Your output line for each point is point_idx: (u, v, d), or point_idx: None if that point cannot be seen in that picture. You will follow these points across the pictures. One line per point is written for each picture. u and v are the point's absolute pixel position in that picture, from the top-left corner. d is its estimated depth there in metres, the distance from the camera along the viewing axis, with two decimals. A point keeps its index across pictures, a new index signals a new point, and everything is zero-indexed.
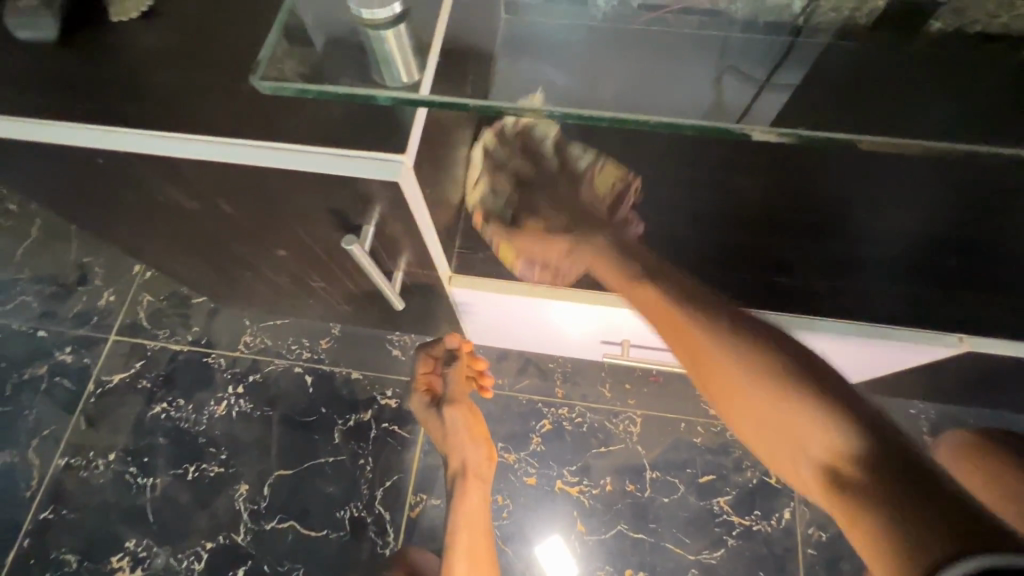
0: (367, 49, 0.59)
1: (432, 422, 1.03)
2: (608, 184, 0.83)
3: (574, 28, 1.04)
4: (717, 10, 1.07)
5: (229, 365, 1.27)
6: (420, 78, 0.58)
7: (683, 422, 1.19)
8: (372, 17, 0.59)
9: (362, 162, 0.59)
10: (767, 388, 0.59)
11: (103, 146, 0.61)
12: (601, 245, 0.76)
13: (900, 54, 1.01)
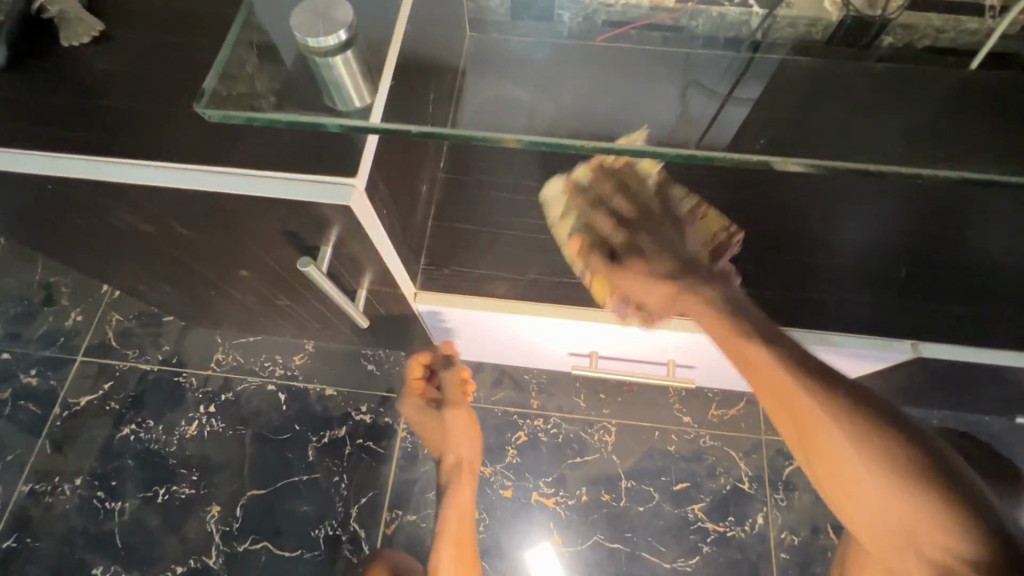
0: (316, 76, 0.62)
1: (427, 427, 1.04)
2: (708, 230, 0.77)
3: (548, 46, 1.10)
4: (679, 28, 1.10)
5: (201, 384, 1.26)
6: (372, 101, 0.62)
7: (657, 431, 1.20)
8: (317, 45, 0.61)
9: (312, 187, 0.60)
10: (902, 501, 0.52)
11: (48, 172, 0.60)
12: (717, 298, 0.65)
13: (853, 70, 1.05)
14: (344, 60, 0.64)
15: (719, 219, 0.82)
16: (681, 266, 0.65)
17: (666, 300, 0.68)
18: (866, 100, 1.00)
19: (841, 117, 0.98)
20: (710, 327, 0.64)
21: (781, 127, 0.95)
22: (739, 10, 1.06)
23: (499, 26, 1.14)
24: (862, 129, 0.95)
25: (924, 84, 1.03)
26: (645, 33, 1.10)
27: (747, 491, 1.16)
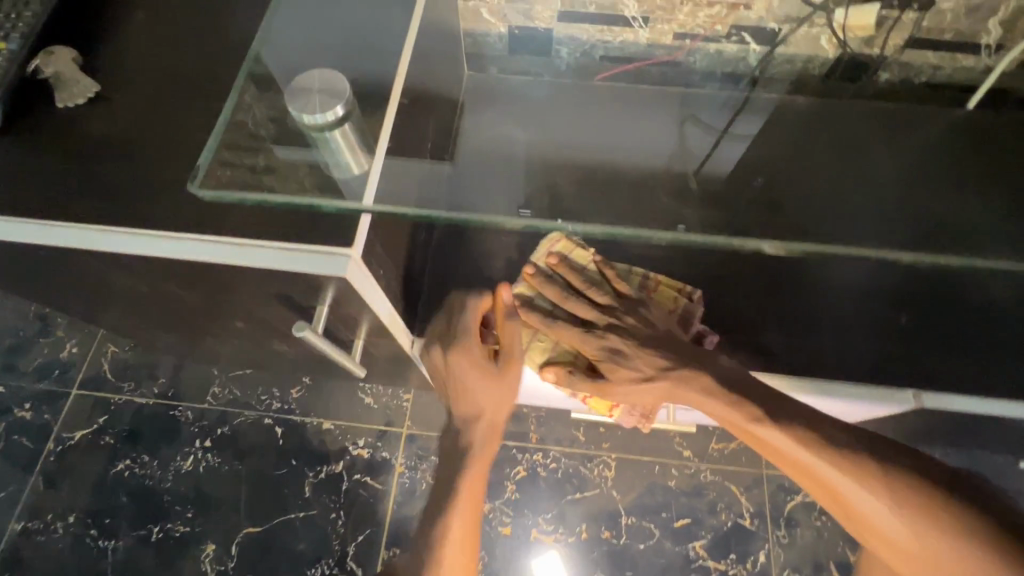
0: (314, 149, 0.67)
1: (467, 382, 0.84)
2: (669, 300, 0.86)
3: (543, 85, 1.15)
4: (676, 62, 1.10)
5: (197, 418, 1.24)
6: (369, 168, 0.66)
7: (657, 465, 1.19)
8: (315, 122, 0.66)
9: (307, 257, 0.60)
10: (925, 538, 0.64)
11: (44, 240, 0.60)
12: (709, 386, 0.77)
13: (842, 112, 1.08)
14: (342, 133, 0.67)
15: (671, 281, 0.88)
16: (667, 364, 0.79)
17: (662, 396, 0.81)
18: (853, 150, 1.04)
19: (825, 169, 1.03)
20: (715, 415, 0.77)
21: (767, 179, 1.03)
22: (736, 47, 1.05)
23: (496, 60, 1.15)
24: (834, 178, 1.02)
25: (913, 126, 1.05)
26: (640, 72, 1.13)
27: (748, 528, 1.14)
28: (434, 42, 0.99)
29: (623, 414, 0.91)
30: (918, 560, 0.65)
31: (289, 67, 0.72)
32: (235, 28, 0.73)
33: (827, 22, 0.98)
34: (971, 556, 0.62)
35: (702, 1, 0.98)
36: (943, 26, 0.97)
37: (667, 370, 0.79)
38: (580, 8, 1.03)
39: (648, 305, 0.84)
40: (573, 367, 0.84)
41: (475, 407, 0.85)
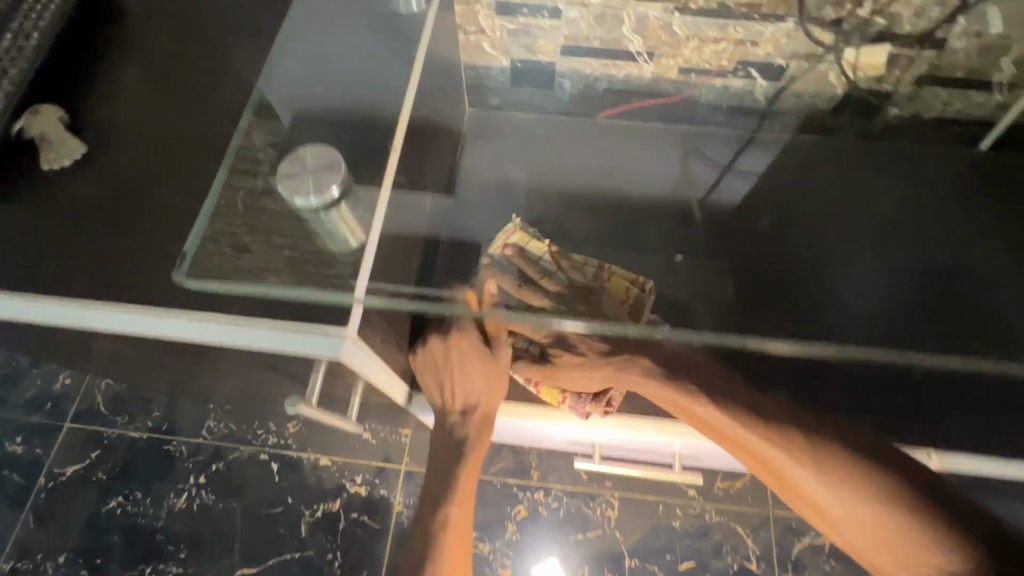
0: (311, 228, 0.67)
1: (461, 369, 0.83)
2: (621, 286, 0.93)
3: (546, 119, 1.16)
4: (681, 95, 1.08)
5: (191, 453, 1.22)
6: (364, 239, 0.68)
7: (662, 505, 1.16)
8: (308, 206, 0.65)
9: (304, 336, 0.60)
10: (852, 505, 0.65)
11: (55, 317, 0.61)
12: (650, 369, 0.80)
13: (845, 155, 1.08)
14: (337, 213, 0.66)
15: (623, 273, 0.95)
16: (608, 348, 0.81)
17: (607, 382, 0.83)
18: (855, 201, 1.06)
19: (829, 222, 1.06)
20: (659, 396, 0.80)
21: (770, 226, 1.07)
22: (743, 82, 1.03)
23: (498, 92, 1.14)
24: (832, 223, 1.06)
25: (917, 170, 1.07)
26: (642, 110, 1.12)
27: (754, 571, 1.12)
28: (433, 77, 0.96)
29: (571, 404, 0.88)
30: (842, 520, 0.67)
31: (297, 115, 0.75)
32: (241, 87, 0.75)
33: (836, 60, 0.96)
34: (889, 517, 0.63)
35: (709, 38, 0.96)
36: (955, 64, 0.94)
37: (608, 356, 0.81)
38: (583, 42, 1.00)
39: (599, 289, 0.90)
40: (522, 355, 0.85)
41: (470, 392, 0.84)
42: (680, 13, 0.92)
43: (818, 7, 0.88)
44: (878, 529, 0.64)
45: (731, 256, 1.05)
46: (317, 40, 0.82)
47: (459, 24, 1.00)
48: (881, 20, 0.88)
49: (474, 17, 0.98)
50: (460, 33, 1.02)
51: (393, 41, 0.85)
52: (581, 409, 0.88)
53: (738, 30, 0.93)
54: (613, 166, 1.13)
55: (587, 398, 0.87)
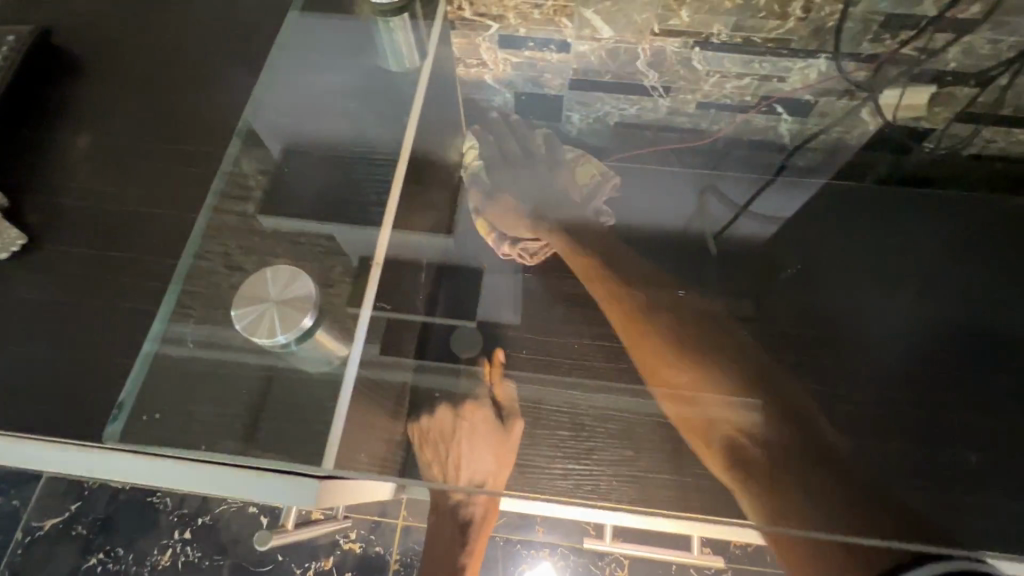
0: (282, 361, 0.65)
1: (469, 446, 0.77)
2: (586, 173, 1.05)
3: (558, 152, 1.06)
4: (700, 130, 1.00)
5: (176, 506, 1.15)
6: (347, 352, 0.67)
7: (675, 565, 1.09)
8: (278, 342, 0.63)
9: (270, 486, 0.58)
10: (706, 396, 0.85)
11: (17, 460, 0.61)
12: (571, 242, 1.00)
13: (878, 199, 1.02)
14: (311, 341, 0.65)
15: (597, 164, 1.06)
16: (542, 212, 1.03)
17: (540, 237, 1.00)
18: (896, 252, 0.99)
19: (866, 274, 0.99)
20: (575, 262, 0.98)
21: (798, 274, 0.98)
22: (766, 118, 0.95)
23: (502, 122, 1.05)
24: (869, 273, 0.98)
25: (961, 214, 1.00)
26: (660, 147, 1.04)
27: None
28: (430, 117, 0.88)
29: (494, 239, 0.97)
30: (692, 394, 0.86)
31: (290, 149, 0.78)
32: (238, 147, 0.75)
33: (870, 99, 0.88)
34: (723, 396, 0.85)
35: (731, 73, 0.88)
36: (1001, 103, 0.86)
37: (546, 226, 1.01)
38: (594, 76, 0.92)
39: (563, 163, 1.06)
40: (472, 187, 1.00)
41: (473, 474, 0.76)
42: (700, 47, 0.84)
43: (854, 42, 0.79)
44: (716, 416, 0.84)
45: (759, 305, 0.96)
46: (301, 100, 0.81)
47: (458, 56, 0.92)
48: (924, 57, 0.80)
49: (474, 49, 0.90)
50: (458, 66, 0.94)
51: (385, 100, 0.84)
52: (502, 248, 0.97)
53: (764, 65, 0.85)
54: (627, 206, 1.04)
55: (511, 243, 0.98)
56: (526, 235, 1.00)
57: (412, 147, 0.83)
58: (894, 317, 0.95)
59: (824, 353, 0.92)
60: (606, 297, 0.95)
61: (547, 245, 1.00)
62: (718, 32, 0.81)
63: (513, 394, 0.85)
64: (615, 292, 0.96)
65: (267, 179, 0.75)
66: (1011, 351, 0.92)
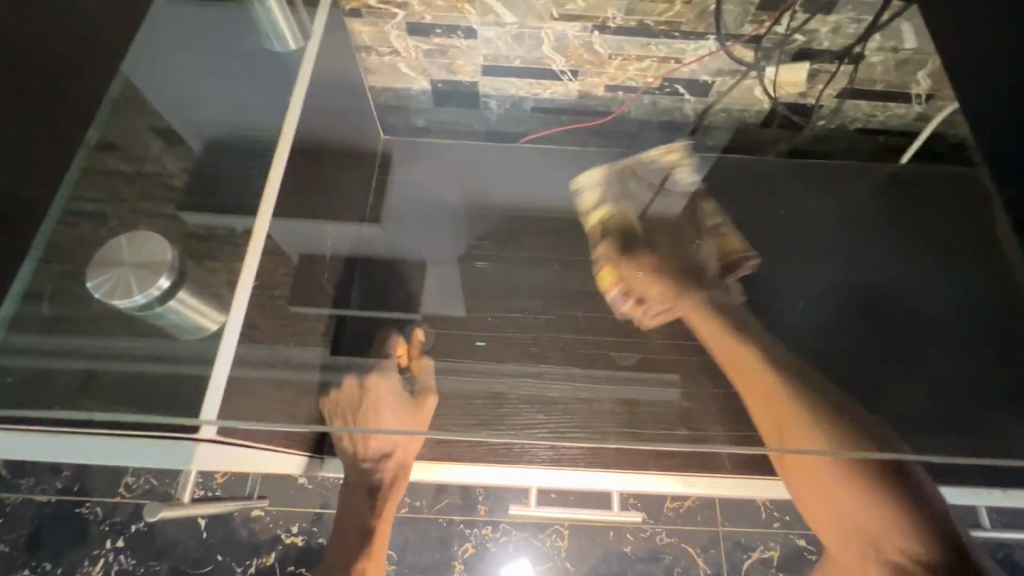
0: (154, 321, 0.68)
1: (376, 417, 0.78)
2: (727, 245, 1.04)
3: (473, 143, 1.11)
4: (611, 113, 1.05)
5: (107, 515, 1.11)
6: (226, 318, 0.69)
7: (612, 530, 1.13)
8: (136, 304, 0.66)
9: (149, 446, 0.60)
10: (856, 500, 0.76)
11: None
12: (703, 304, 0.98)
13: (780, 173, 1.08)
14: (173, 302, 0.68)
15: (738, 243, 1.04)
16: (682, 277, 1.01)
17: (668, 302, 0.99)
18: (806, 216, 1.05)
19: (778, 243, 1.04)
20: (704, 329, 0.96)
21: (704, 245, 1.03)
22: (671, 98, 1.00)
23: (422, 112, 1.08)
24: (776, 240, 1.04)
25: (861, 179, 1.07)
26: (574, 131, 1.08)
27: None
28: (332, 102, 0.92)
29: (614, 293, 1.00)
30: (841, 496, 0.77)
31: (209, 142, 0.80)
32: (160, 145, 0.77)
33: (759, 77, 0.94)
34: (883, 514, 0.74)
35: (632, 56, 0.92)
36: (875, 78, 0.94)
37: (683, 287, 0.99)
38: (505, 62, 0.95)
39: (702, 230, 1.04)
40: (604, 240, 1.03)
41: (385, 444, 0.79)
42: (599, 31, 0.89)
43: (735, 24, 0.86)
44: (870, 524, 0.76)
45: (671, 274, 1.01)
46: (172, 81, 0.80)
47: (370, 44, 0.94)
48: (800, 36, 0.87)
49: (385, 38, 0.92)
50: (366, 53, 0.96)
51: (263, 78, 0.84)
52: (585, 344, 0.95)
53: (661, 47, 0.90)
54: (541, 189, 1.08)
55: (628, 299, 0.99)
56: (649, 296, 0.99)
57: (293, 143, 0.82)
58: (802, 282, 1.01)
59: (739, 313, 0.97)
60: (732, 363, 0.92)
61: (674, 311, 0.98)
62: (613, 16, 0.86)
63: (430, 373, 0.87)
64: (754, 381, 0.89)
65: (189, 174, 0.77)
66: (901, 312, 0.98)
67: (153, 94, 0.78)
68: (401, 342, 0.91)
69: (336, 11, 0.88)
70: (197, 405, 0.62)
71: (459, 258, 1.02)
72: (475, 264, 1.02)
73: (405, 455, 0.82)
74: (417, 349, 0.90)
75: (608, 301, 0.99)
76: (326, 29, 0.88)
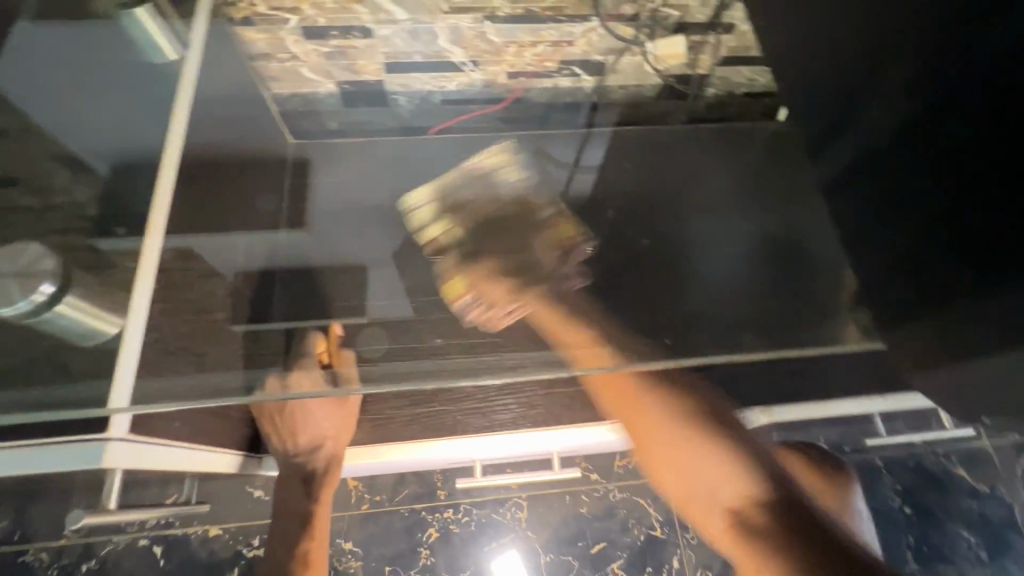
0: (46, 330, 0.67)
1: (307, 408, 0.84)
2: (564, 236, 1.07)
3: (394, 141, 1.14)
4: (517, 99, 1.09)
5: (55, 559, 1.08)
6: (127, 320, 0.68)
7: (568, 495, 1.19)
8: (19, 310, 0.65)
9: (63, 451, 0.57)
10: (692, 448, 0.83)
11: None
12: (542, 293, 1.00)
13: (684, 136, 1.15)
14: (63, 305, 0.67)
15: (570, 229, 1.08)
16: (516, 274, 1.02)
17: (506, 291, 0.99)
18: (700, 181, 1.13)
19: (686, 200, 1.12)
20: (543, 320, 0.93)
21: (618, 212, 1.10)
22: (570, 80, 1.06)
23: (335, 115, 1.09)
24: (685, 206, 1.11)
25: (753, 143, 1.14)
26: (483, 118, 1.12)
27: (660, 537, 1.17)
28: (224, 118, 0.92)
29: (464, 300, 0.99)
30: (674, 450, 0.85)
31: (116, 169, 0.80)
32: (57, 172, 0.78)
33: (643, 52, 1.02)
34: (714, 456, 0.82)
35: (525, 42, 0.97)
36: (747, 44, 0.99)
37: (518, 287, 1.00)
38: (405, 58, 0.98)
39: (541, 224, 1.08)
40: (447, 253, 1.04)
41: (315, 435, 0.89)
42: (490, 21, 0.93)
43: (613, 5, 0.93)
44: (708, 469, 0.83)
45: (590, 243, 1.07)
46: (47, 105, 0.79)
47: (267, 51, 0.94)
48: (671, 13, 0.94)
49: (282, 43, 0.93)
50: (263, 60, 0.96)
51: (144, 92, 0.84)
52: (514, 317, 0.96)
53: (550, 32, 0.96)
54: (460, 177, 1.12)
55: (480, 305, 0.97)
56: (498, 300, 0.98)
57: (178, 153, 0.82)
58: (709, 228, 1.09)
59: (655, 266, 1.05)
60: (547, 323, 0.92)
61: (522, 306, 0.97)
62: (500, 5, 0.91)
63: (351, 362, 0.87)
64: (579, 344, 0.87)
65: (99, 203, 0.78)
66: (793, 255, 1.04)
67: (51, 127, 0.79)
68: (321, 336, 0.93)
69: (225, 23, 0.89)
70: (108, 395, 0.62)
71: (394, 257, 1.05)
72: (408, 257, 1.05)
73: (336, 446, 0.89)
74: (335, 341, 0.92)
75: (456, 309, 0.98)
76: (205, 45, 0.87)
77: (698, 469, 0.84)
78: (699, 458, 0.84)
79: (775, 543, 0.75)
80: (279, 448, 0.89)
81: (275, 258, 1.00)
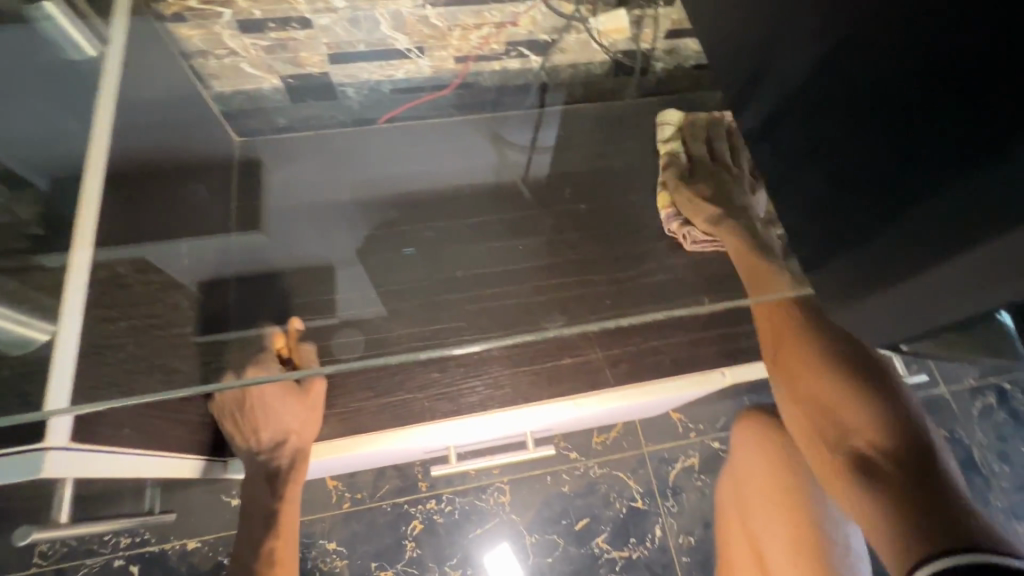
0: None
1: (263, 405, 0.82)
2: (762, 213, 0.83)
3: (343, 133, 1.11)
4: (468, 85, 1.08)
5: None
6: (59, 327, 0.65)
7: (549, 475, 1.20)
8: None
9: None
10: (825, 376, 0.74)
11: None
12: (735, 236, 0.95)
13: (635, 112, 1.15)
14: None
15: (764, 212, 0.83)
16: (721, 217, 0.99)
17: (707, 214, 1.02)
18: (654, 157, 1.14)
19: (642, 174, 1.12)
20: (731, 246, 0.95)
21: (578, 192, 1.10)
22: (519, 62, 1.06)
23: (282, 111, 1.07)
24: (643, 182, 1.10)
25: None
26: (435, 104, 1.11)
27: (642, 508, 1.19)
28: (162, 121, 0.89)
29: (669, 214, 1.06)
30: (807, 378, 0.76)
31: (56, 178, 0.74)
32: None
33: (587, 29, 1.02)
34: (845, 387, 0.72)
35: (469, 25, 0.96)
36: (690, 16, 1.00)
37: (722, 222, 0.99)
38: (349, 48, 0.96)
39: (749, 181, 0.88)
40: (671, 167, 1.09)
41: (278, 431, 0.86)
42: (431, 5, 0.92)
43: None
44: (838, 407, 0.72)
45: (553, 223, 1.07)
46: None
47: (204, 48, 0.91)
48: None
49: (218, 39, 0.90)
50: (201, 58, 0.93)
51: (53, 79, 0.75)
52: (484, 303, 0.98)
53: (493, 13, 0.95)
54: (417, 168, 1.11)
55: (677, 219, 1.05)
56: (701, 227, 1.02)
57: (106, 157, 0.77)
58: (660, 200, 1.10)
59: (620, 241, 1.05)
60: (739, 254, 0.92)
61: (722, 240, 0.98)
62: None
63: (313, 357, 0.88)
64: (759, 282, 0.85)
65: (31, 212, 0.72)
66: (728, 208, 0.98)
67: None
68: (280, 333, 0.93)
69: (155, 22, 0.86)
70: (43, 401, 0.59)
71: (359, 256, 1.04)
72: (370, 252, 1.04)
73: (302, 441, 0.87)
74: (294, 336, 0.92)
75: (663, 219, 1.07)
76: (130, 40, 0.83)
77: (827, 402, 0.74)
78: (832, 390, 0.73)
79: (899, 491, 0.63)
80: (242, 445, 0.87)
81: (233, 262, 0.98)
